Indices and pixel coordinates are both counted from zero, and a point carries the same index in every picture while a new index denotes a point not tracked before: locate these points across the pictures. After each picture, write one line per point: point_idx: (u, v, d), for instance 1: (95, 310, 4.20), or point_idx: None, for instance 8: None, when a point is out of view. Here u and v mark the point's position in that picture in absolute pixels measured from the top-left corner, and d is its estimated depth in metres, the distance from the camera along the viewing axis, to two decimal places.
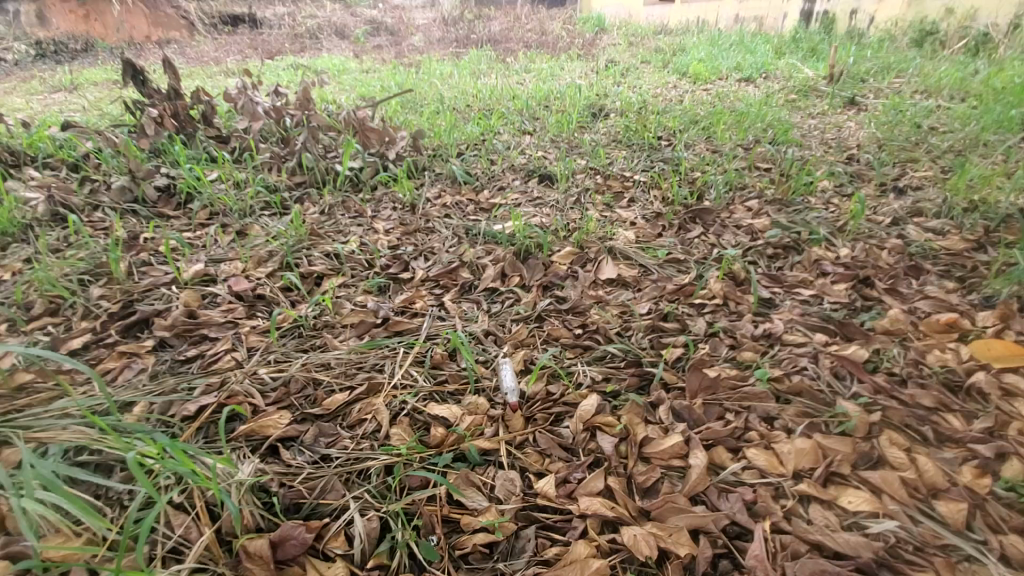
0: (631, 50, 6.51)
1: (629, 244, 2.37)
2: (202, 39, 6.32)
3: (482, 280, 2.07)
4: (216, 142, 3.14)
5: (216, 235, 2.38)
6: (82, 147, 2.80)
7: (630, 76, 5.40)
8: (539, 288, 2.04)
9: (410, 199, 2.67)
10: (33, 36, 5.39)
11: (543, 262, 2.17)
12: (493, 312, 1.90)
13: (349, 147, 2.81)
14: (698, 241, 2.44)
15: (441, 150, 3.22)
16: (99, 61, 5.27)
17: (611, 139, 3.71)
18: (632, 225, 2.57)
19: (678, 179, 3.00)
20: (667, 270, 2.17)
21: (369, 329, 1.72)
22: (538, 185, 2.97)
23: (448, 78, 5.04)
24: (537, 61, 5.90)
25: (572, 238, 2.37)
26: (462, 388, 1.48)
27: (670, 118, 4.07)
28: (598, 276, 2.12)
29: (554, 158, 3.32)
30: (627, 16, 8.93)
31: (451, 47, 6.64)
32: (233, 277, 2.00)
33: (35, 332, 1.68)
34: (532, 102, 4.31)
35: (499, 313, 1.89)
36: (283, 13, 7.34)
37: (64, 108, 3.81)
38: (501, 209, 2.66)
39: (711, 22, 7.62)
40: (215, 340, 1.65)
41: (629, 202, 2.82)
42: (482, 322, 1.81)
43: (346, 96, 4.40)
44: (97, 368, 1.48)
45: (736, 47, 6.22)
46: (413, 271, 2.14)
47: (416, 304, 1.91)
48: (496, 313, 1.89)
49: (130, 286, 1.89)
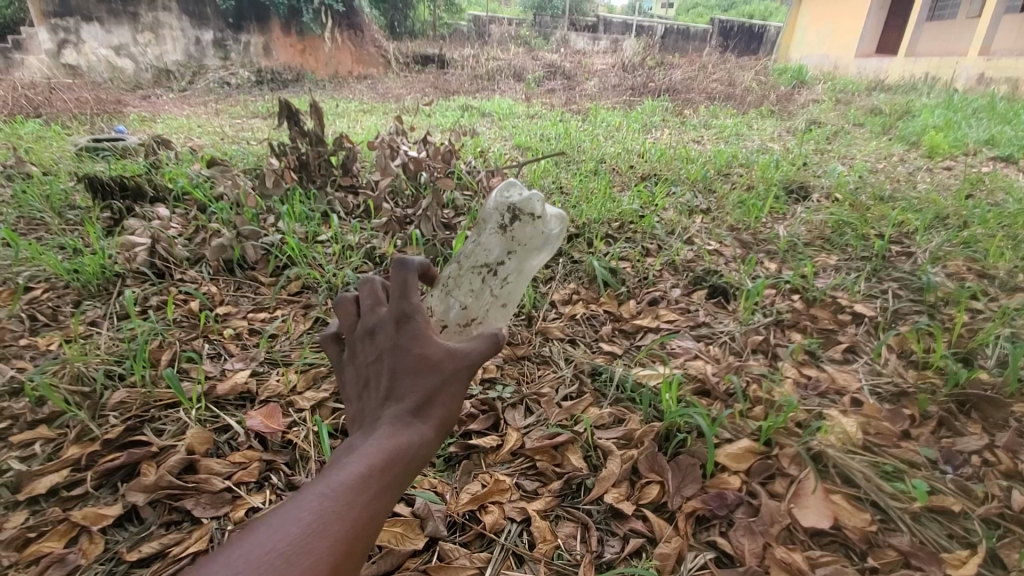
0: (841, 108, 5.10)
1: (851, 441, 1.44)
2: (393, 77, 5.91)
3: (598, 479, 1.35)
4: (345, 193, 2.79)
5: (292, 320, 1.93)
6: (211, 190, 2.59)
7: (840, 143, 4.12)
8: (687, 517, 1.26)
9: (528, 305, 2.04)
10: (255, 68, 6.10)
11: (699, 463, 1.37)
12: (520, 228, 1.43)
13: (461, 237, 2.23)
14: (976, 466, 1.39)
15: (584, 234, 2.55)
16: (300, 87, 5.34)
17: (816, 233, 2.63)
18: (853, 403, 1.61)
19: (935, 325, 1.85)
20: (926, 530, 1.23)
21: (402, 566, 1.16)
22: (705, 301, 2.13)
23: (614, 131, 4.37)
24: (720, 117, 4.98)
25: (753, 419, 1.51)
26: (359, 402, 1.07)
27: (910, 203, 2.83)
28: (793, 511, 1.26)
29: (732, 257, 2.43)
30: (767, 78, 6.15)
31: (625, 95, 5.71)
32: (274, 400, 1.56)
33: (14, 451, 1.35)
34: (710, 171, 3.40)
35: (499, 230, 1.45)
36: (469, 49, 6.95)
37: (238, 136, 3.83)
38: (646, 339, 1.91)
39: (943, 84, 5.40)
40: (192, 526, 1.22)
41: (849, 350, 1.85)
42: (505, 298, 1.38)
43: (502, 144, 3.86)
44: (36, 564, 1.12)
45: (988, 105, 4.40)
46: (501, 434, 1.50)
47: (488, 513, 1.29)
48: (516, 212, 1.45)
49: (154, 394, 1.53)
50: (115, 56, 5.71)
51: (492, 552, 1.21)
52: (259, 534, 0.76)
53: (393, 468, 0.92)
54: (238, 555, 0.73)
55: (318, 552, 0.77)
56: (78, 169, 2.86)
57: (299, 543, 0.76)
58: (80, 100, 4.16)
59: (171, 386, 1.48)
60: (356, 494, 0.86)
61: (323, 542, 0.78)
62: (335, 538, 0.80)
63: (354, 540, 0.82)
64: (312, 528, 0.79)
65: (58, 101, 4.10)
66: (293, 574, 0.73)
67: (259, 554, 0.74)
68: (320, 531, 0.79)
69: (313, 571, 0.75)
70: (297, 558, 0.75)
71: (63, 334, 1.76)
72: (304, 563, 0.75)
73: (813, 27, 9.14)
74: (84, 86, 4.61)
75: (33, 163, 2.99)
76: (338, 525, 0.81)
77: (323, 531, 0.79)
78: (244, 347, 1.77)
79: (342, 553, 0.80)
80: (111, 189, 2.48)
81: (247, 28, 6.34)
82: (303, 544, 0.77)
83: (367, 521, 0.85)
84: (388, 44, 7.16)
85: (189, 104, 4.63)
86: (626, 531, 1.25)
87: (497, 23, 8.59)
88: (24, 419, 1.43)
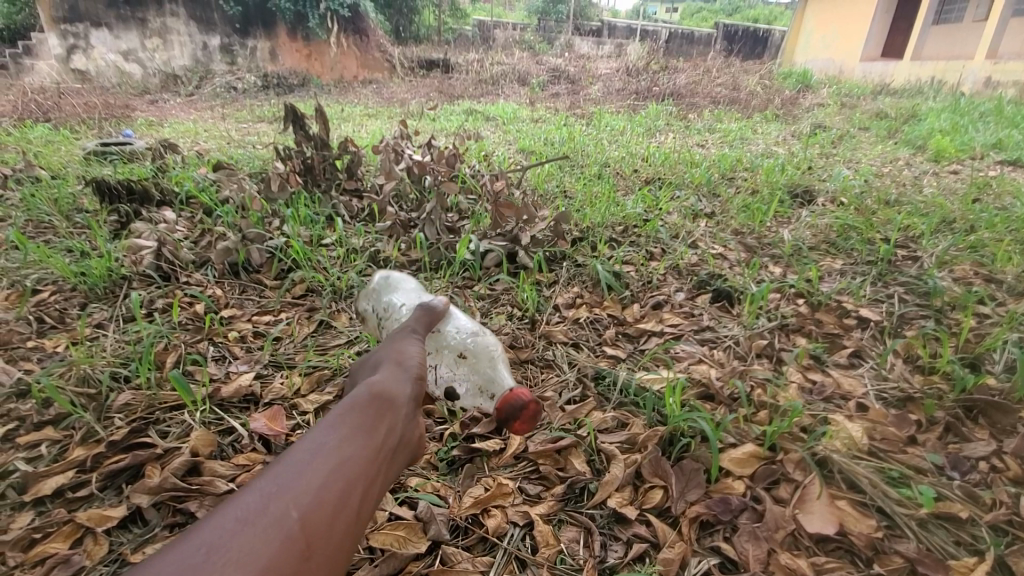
0: (846, 112, 5.09)
1: (857, 447, 1.43)
2: (398, 81, 6.00)
3: (601, 483, 1.35)
4: (349, 196, 2.80)
5: (296, 323, 1.94)
6: (217, 194, 2.61)
7: (845, 146, 4.10)
8: (691, 523, 1.25)
9: (531, 308, 2.04)
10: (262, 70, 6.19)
11: (703, 468, 1.36)
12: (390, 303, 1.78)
13: (465, 240, 2.23)
14: (983, 472, 1.38)
15: (588, 238, 2.55)
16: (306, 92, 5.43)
17: (821, 237, 2.62)
18: (859, 408, 1.59)
19: (942, 330, 1.84)
20: (933, 537, 1.22)
21: (404, 570, 1.16)
22: (709, 305, 2.13)
23: (618, 135, 4.37)
24: (725, 121, 4.98)
25: (757, 424, 1.51)
26: None
27: (917, 208, 2.81)
28: (798, 517, 1.25)
29: (737, 261, 2.42)
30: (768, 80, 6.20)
31: (629, 99, 5.72)
32: (277, 403, 1.56)
33: (20, 452, 1.36)
34: (714, 175, 3.39)
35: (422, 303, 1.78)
36: (473, 54, 6.98)
37: (243, 140, 3.86)
38: (650, 343, 1.91)
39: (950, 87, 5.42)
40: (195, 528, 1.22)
41: (854, 355, 1.84)
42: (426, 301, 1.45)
43: (505, 148, 3.87)
44: (39, 566, 1.12)
45: (995, 110, 4.38)
46: (505, 438, 1.50)
47: (491, 517, 1.28)
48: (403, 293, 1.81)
49: (159, 396, 1.54)
50: (124, 62, 5.79)
51: (494, 556, 1.20)
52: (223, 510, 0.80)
53: (355, 430, 0.97)
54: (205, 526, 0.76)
55: (281, 508, 0.80)
56: (86, 173, 2.88)
57: (260, 502, 0.80)
58: (88, 105, 4.21)
59: (177, 388, 1.49)
60: (319, 456, 0.90)
61: (286, 497, 0.81)
62: (301, 495, 0.83)
63: (321, 493, 0.85)
64: (274, 493, 0.82)
65: (67, 105, 4.14)
66: (257, 527, 0.76)
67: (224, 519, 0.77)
68: (281, 493, 0.82)
69: (277, 525, 0.77)
70: (257, 519, 0.77)
71: (69, 336, 1.78)
72: (266, 518, 0.78)
73: (818, 31, 9.14)
74: (93, 91, 4.67)
75: (41, 166, 3.02)
76: (302, 483, 0.85)
77: (285, 491, 0.83)
78: (248, 350, 1.78)
79: (309, 505, 0.82)
80: (118, 193, 2.50)
81: (253, 33, 6.62)
82: (264, 507, 0.79)
83: (333, 475, 0.87)
84: (394, 47, 7.23)
85: (196, 109, 4.67)
86: (630, 535, 1.24)
87: (501, 28, 8.63)
88: (30, 420, 1.43)
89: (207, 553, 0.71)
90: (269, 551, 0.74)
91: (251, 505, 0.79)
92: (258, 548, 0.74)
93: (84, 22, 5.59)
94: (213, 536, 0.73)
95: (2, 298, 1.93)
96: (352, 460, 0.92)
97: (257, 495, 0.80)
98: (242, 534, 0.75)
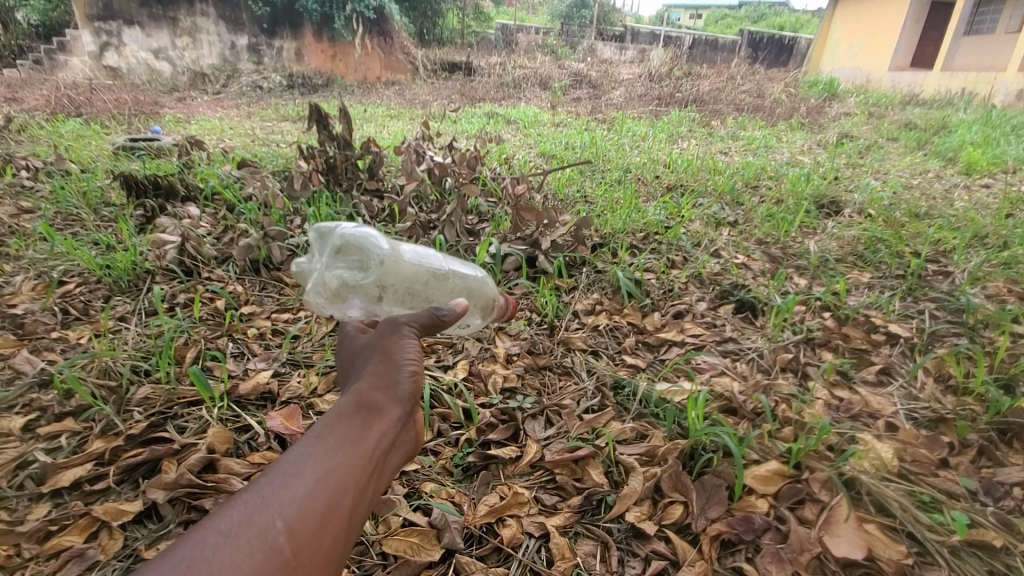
0: (874, 122, 4.98)
1: (886, 468, 1.37)
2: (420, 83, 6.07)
3: (619, 496, 1.32)
4: (369, 195, 2.81)
5: (315, 321, 1.94)
6: (240, 190, 2.63)
7: (873, 156, 4.02)
8: (711, 541, 1.21)
9: (550, 314, 2.01)
10: (288, 70, 6.28)
11: (726, 485, 1.32)
12: (368, 297, 1.32)
13: (484, 243, 2.22)
14: (1018, 499, 1.32)
15: (607, 244, 2.52)
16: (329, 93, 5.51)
17: (848, 249, 2.55)
18: (888, 427, 1.54)
19: (976, 349, 1.77)
20: (966, 565, 1.16)
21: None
22: (732, 316, 2.08)
23: (640, 141, 4.34)
24: (749, 128, 4.91)
25: (782, 441, 1.46)
26: None
27: (948, 221, 2.73)
28: (823, 540, 1.20)
29: (761, 271, 2.37)
30: (792, 88, 6.14)
31: (652, 104, 5.68)
32: (294, 402, 1.56)
33: (41, 442, 1.37)
34: (738, 183, 3.34)
35: (408, 273, 1.35)
36: (496, 58, 7.01)
37: (267, 138, 3.91)
38: (671, 353, 1.87)
39: (980, 97, 5.32)
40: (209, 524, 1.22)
41: (884, 372, 1.77)
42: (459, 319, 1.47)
43: (526, 151, 3.85)
44: (57, 557, 1.13)
45: None
46: (521, 446, 1.48)
47: (506, 527, 1.26)
48: (365, 265, 1.32)
49: (178, 392, 1.54)
50: (154, 59, 5.93)
51: (508, 568, 1.18)
52: (209, 515, 0.78)
53: (346, 434, 0.94)
54: (189, 533, 0.75)
55: (268, 516, 0.78)
56: (115, 168, 2.94)
57: (246, 512, 0.78)
58: (119, 102, 4.32)
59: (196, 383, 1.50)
60: (310, 463, 0.87)
61: (270, 506, 0.79)
62: (291, 503, 0.81)
63: (309, 500, 0.83)
64: (261, 502, 0.80)
65: (99, 101, 4.25)
66: (242, 536, 0.75)
67: (207, 525, 0.76)
68: (264, 504, 0.79)
69: (262, 535, 0.76)
70: (241, 531, 0.75)
71: (93, 328, 1.80)
72: (251, 526, 0.76)
73: (846, 41, 9.01)
74: (124, 87, 4.78)
75: (72, 160, 3.08)
76: (290, 492, 0.83)
77: (273, 499, 0.81)
78: (266, 347, 1.78)
79: (297, 515, 0.80)
80: (145, 188, 2.54)
81: (280, 33, 6.71)
82: (247, 519, 0.77)
83: (320, 485, 0.85)
84: (417, 49, 7.30)
85: (222, 107, 4.75)
86: (648, 552, 1.21)
87: (524, 32, 8.67)
88: (52, 411, 1.45)
89: (188, 566, 0.70)
90: (252, 564, 0.73)
91: (233, 518, 0.76)
92: (243, 561, 0.73)
93: (117, 20, 5.72)
94: (195, 551, 0.71)
95: (29, 288, 1.96)
96: (341, 466, 0.90)
97: (240, 506, 0.78)
98: (225, 544, 0.73)
